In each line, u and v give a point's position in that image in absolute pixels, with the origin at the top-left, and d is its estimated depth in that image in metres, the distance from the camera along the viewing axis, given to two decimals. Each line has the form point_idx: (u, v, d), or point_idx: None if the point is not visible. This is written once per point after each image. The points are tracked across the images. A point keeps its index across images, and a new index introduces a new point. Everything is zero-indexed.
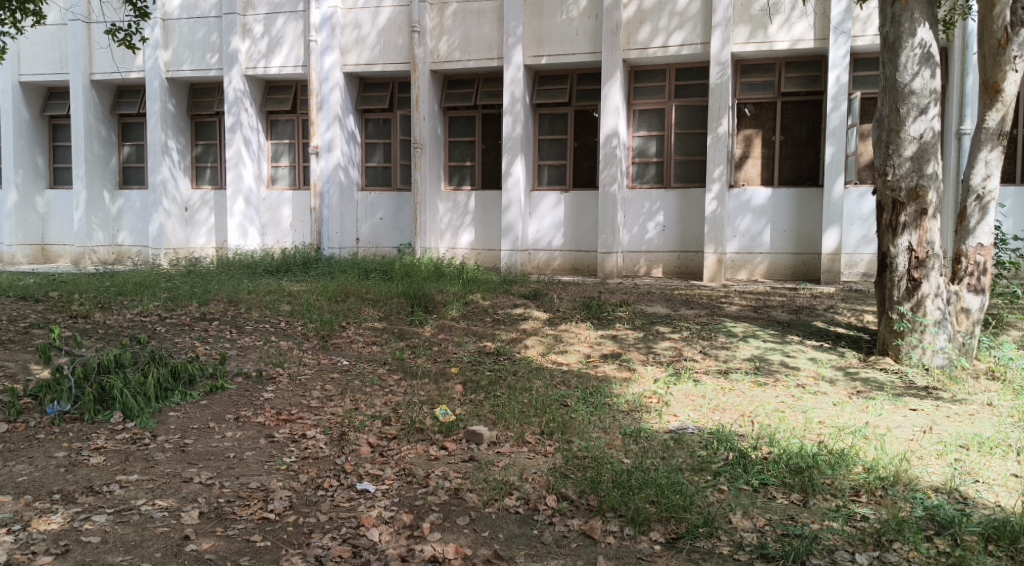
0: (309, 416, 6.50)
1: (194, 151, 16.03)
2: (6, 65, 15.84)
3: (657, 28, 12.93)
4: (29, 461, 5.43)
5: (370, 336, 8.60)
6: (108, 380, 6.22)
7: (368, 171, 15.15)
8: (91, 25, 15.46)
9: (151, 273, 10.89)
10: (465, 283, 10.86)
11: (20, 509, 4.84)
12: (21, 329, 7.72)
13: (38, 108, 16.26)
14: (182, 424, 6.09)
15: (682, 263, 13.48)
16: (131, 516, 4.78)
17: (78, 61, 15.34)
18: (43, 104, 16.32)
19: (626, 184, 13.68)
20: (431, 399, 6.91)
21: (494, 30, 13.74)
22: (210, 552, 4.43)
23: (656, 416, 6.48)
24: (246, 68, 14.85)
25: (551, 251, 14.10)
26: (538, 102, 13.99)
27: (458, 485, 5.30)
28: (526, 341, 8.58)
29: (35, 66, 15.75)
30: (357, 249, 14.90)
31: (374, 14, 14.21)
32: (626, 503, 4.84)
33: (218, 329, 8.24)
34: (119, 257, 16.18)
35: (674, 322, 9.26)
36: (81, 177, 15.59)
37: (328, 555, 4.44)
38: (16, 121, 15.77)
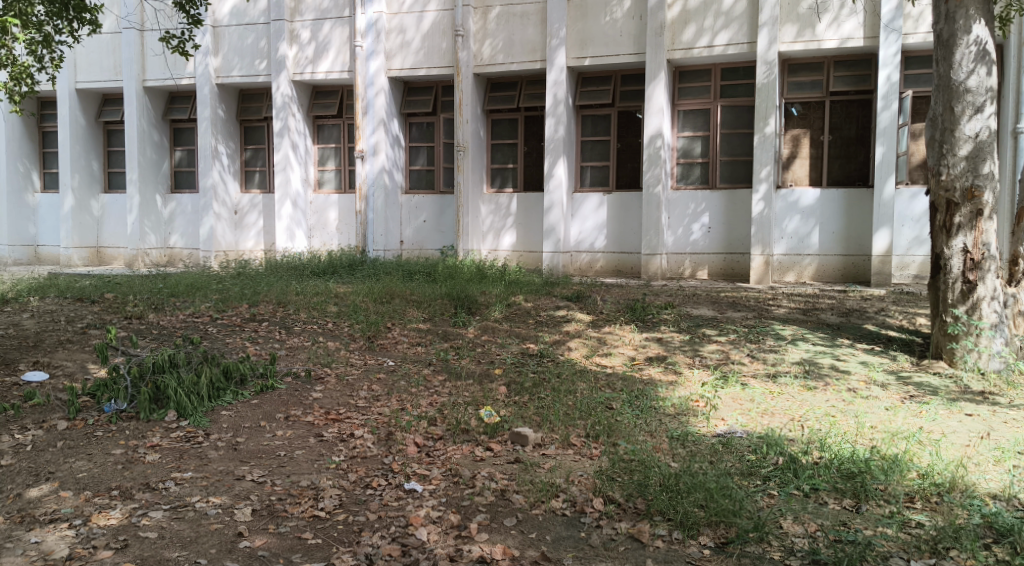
0: (356, 416, 6.57)
1: (243, 156, 16.32)
2: (63, 73, 16.30)
3: (702, 28, 12.83)
4: (87, 458, 5.57)
5: (415, 337, 8.66)
6: (162, 380, 6.36)
7: (411, 174, 15.28)
8: (144, 33, 15.84)
9: (201, 275, 11.10)
10: (508, 285, 10.89)
11: (80, 505, 4.98)
12: (79, 330, 7.92)
13: (92, 114, 16.71)
14: (234, 423, 6.19)
15: (728, 265, 13.33)
16: (186, 513, 4.88)
17: (131, 68, 15.72)
18: (97, 110, 16.75)
19: (670, 185, 13.59)
20: (476, 400, 6.93)
21: (537, 33, 13.76)
22: (262, 549, 4.51)
23: (704, 419, 6.42)
24: (293, 73, 15.08)
25: (593, 253, 14.07)
26: (581, 104, 13.97)
27: (504, 486, 5.32)
28: (569, 344, 8.56)
29: (90, 74, 16.18)
30: (400, 252, 15.03)
31: (418, 19, 14.34)
32: (674, 508, 4.81)
33: (267, 330, 8.36)
34: (171, 260, 16.53)
35: (721, 325, 9.17)
36: (134, 182, 15.95)
37: (378, 553, 4.48)
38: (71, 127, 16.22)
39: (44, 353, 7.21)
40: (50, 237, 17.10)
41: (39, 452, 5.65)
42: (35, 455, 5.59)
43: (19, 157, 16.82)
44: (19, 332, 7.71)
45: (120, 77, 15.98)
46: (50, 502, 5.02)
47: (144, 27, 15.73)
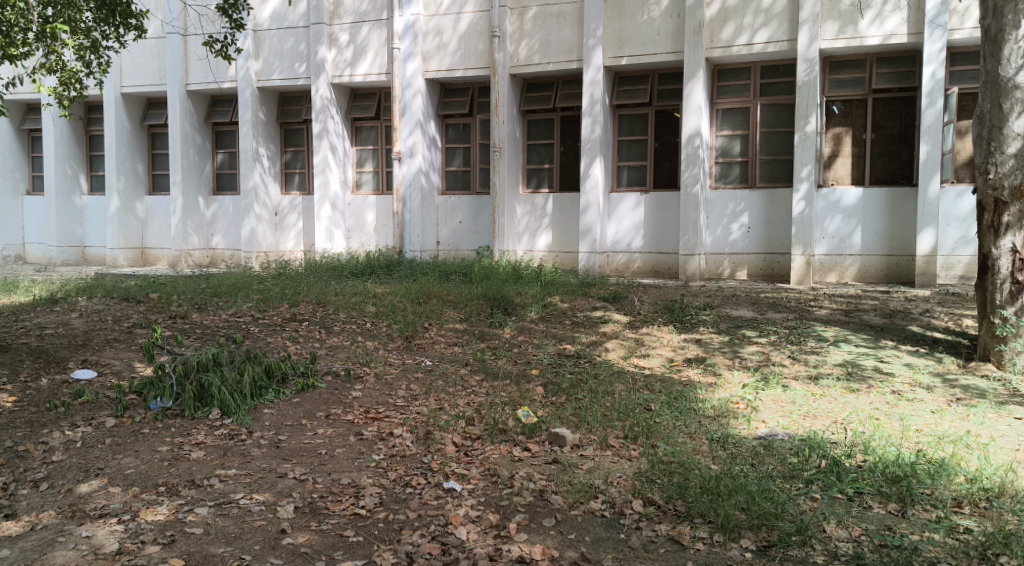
0: (395, 416, 6.61)
1: (283, 158, 16.54)
2: (109, 78, 16.66)
3: (740, 26, 12.70)
4: (135, 454, 5.68)
5: (452, 337, 8.71)
6: (206, 378, 6.48)
7: (448, 175, 15.37)
8: (187, 37, 16.14)
9: (244, 276, 11.22)
10: (544, 285, 10.87)
11: (128, 500, 5.09)
12: (125, 329, 8.08)
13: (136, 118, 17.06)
14: (276, 421, 6.28)
15: (768, 265, 13.18)
16: (230, 509, 4.96)
17: (174, 72, 16.02)
18: (141, 114, 17.10)
19: (709, 185, 13.47)
20: (512, 401, 6.93)
21: (574, 33, 13.74)
22: (304, 546, 4.57)
23: (744, 422, 6.35)
24: (332, 76, 15.25)
25: (630, 254, 14.00)
26: (618, 104, 13.93)
27: (543, 487, 5.32)
28: (607, 345, 8.52)
29: (134, 78, 16.51)
30: (437, 252, 15.12)
31: (455, 21, 14.41)
32: (714, 510, 4.76)
33: (308, 329, 8.46)
34: (213, 260, 16.80)
35: (761, 326, 9.07)
36: (177, 184, 16.25)
37: (418, 551, 4.51)
38: (116, 131, 16.58)
39: (92, 351, 7.38)
40: (97, 238, 17.52)
41: (89, 448, 5.78)
42: (85, 452, 5.73)
43: (68, 160, 17.25)
44: (70, 331, 7.92)
45: (163, 81, 16.30)
46: (100, 498, 5.14)
47: (187, 31, 16.02)
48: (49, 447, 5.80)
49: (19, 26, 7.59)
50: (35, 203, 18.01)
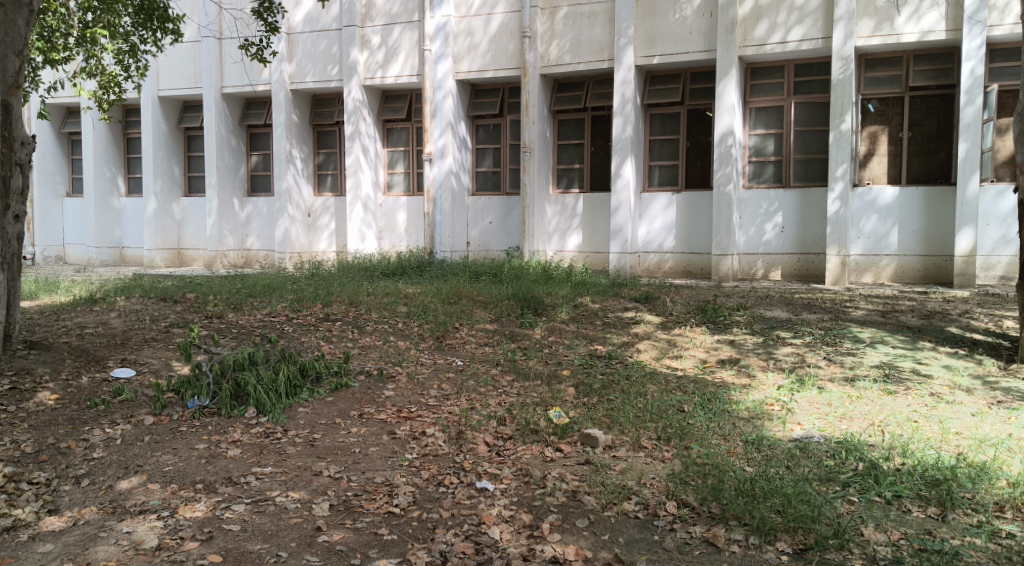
0: (428, 415, 6.63)
1: (316, 160, 16.71)
2: (147, 81, 16.92)
3: (774, 23, 12.58)
4: (173, 452, 5.77)
5: (482, 337, 8.73)
6: (242, 377, 6.58)
7: (478, 176, 15.41)
8: (222, 41, 16.35)
9: (278, 277, 11.34)
10: (574, 286, 10.85)
11: (167, 497, 5.16)
12: (162, 329, 8.20)
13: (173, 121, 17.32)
14: (310, 419, 6.35)
15: (802, 265, 13.03)
16: (266, 507, 5.01)
17: (210, 76, 16.25)
18: (178, 117, 17.36)
19: (742, 184, 13.37)
20: (544, 401, 6.92)
21: (605, 32, 13.71)
22: (340, 544, 4.60)
23: (779, 423, 6.28)
24: (364, 78, 15.38)
25: (662, 254, 13.93)
26: (650, 103, 13.88)
27: (575, 488, 5.30)
28: (638, 346, 8.48)
29: (171, 82, 16.77)
30: (467, 253, 15.17)
31: (485, 21, 14.44)
32: (749, 512, 4.71)
33: (341, 329, 8.53)
34: (247, 261, 17.01)
35: (795, 327, 8.97)
36: (213, 186, 16.48)
37: (452, 550, 4.53)
38: (152, 134, 16.85)
39: (130, 350, 7.50)
40: (134, 239, 17.82)
41: (129, 445, 5.89)
42: (124, 449, 5.83)
43: (105, 163, 17.57)
44: (109, 330, 8.08)
45: (199, 84, 16.53)
46: (139, 494, 5.23)
47: (223, 35, 16.24)
48: (90, 444, 5.90)
49: (61, 32, 8.45)
50: (74, 205, 18.37)
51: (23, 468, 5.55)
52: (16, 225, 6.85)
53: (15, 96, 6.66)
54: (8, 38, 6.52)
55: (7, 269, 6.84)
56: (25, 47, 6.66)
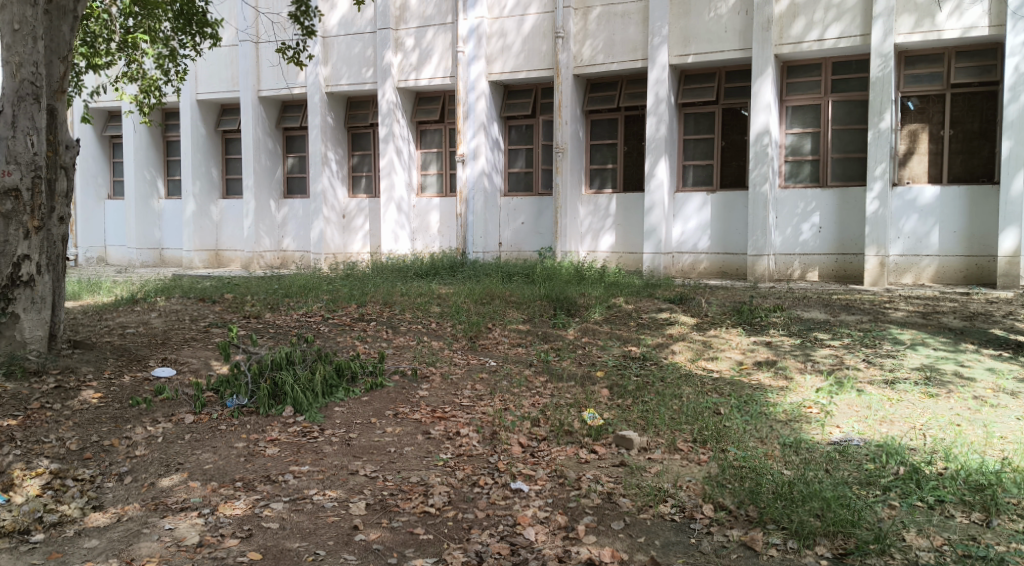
0: (462, 415, 6.66)
1: (350, 162, 16.86)
2: (185, 85, 17.21)
3: (811, 21, 12.43)
4: (213, 450, 5.86)
5: (515, 338, 8.74)
6: (280, 377, 6.67)
7: (510, 177, 15.44)
8: (259, 45, 16.57)
9: (313, 277, 11.48)
10: (608, 287, 10.81)
11: (208, 495, 5.25)
12: (201, 329, 8.33)
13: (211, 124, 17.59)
14: (346, 419, 6.41)
15: (840, 266, 12.84)
16: (304, 505, 5.07)
17: (247, 79, 16.47)
18: (216, 120, 17.62)
19: (778, 184, 13.22)
20: (578, 403, 6.90)
21: (639, 31, 13.65)
22: (377, 543, 4.64)
23: (818, 426, 6.20)
24: (398, 80, 15.49)
25: (696, 254, 13.83)
26: (684, 102, 13.79)
27: (611, 490, 5.29)
28: (673, 347, 8.42)
29: (209, 86, 17.04)
30: (499, 253, 15.20)
31: (519, 22, 14.46)
32: (788, 516, 4.66)
33: (375, 329, 8.60)
34: (284, 262, 17.21)
35: (834, 329, 8.84)
36: (250, 188, 16.71)
37: (487, 551, 4.54)
38: (191, 137, 17.13)
39: (171, 350, 7.63)
40: (173, 240, 18.13)
41: (169, 443, 5.99)
42: (166, 447, 5.94)
43: (146, 166, 17.91)
44: (150, 329, 8.25)
45: (236, 88, 16.77)
46: (181, 492, 5.32)
47: (259, 38, 16.45)
48: (132, 442, 6.02)
49: (103, 37, 8.67)
50: (115, 207, 18.75)
51: (68, 465, 5.68)
52: (61, 226, 7.02)
53: (60, 101, 6.83)
54: (54, 44, 6.74)
55: (53, 270, 7.00)
56: (69, 52, 6.87)
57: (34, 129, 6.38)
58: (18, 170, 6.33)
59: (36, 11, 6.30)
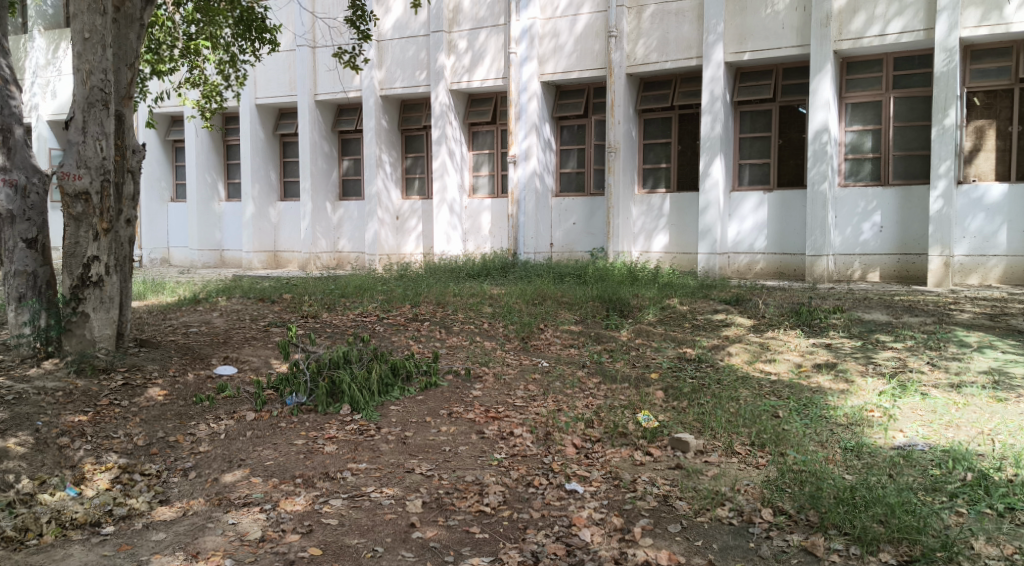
0: (515, 416, 6.68)
1: (404, 164, 17.05)
2: (245, 90, 17.63)
3: (872, 16, 12.15)
4: (273, 447, 5.99)
5: (568, 339, 8.74)
6: (337, 375, 6.79)
7: (562, 177, 15.44)
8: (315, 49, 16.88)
9: (369, 277, 11.67)
10: (662, 288, 10.72)
11: (269, 490, 5.37)
12: (261, 329, 8.51)
13: (270, 128, 17.98)
14: (402, 417, 6.49)
15: (902, 266, 12.52)
16: (362, 502, 5.15)
17: (304, 83, 16.79)
18: (274, 124, 18.01)
19: (838, 182, 12.95)
20: (632, 404, 6.85)
21: (693, 29, 13.51)
22: (434, 541, 4.68)
23: (880, 430, 6.06)
24: (451, 83, 15.61)
25: (753, 254, 13.62)
26: (740, 100, 13.61)
27: (667, 493, 5.25)
28: (729, 349, 8.32)
29: (268, 90, 17.43)
30: (551, 254, 15.21)
31: (572, 22, 14.44)
32: (850, 522, 4.56)
33: (429, 329, 8.68)
34: (339, 263, 17.47)
35: (896, 331, 8.63)
36: (307, 190, 17.03)
37: (543, 551, 4.55)
38: (250, 141, 17.54)
39: (232, 349, 7.83)
40: (233, 242, 18.57)
41: (232, 440, 6.15)
42: (228, 444, 6.09)
43: (206, 169, 18.39)
44: (212, 329, 8.47)
45: (293, 92, 17.12)
46: (243, 487, 5.46)
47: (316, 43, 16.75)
48: (196, 439, 6.20)
49: (167, 44, 8.97)
50: (176, 210, 19.31)
51: (136, 460, 5.89)
52: (129, 228, 7.25)
53: (127, 107, 7.05)
54: (122, 52, 6.97)
55: (121, 271, 7.23)
56: (136, 59, 7.06)
57: (103, 134, 6.61)
58: (87, 174, 6.54)
59: (105, 20, 6.51)
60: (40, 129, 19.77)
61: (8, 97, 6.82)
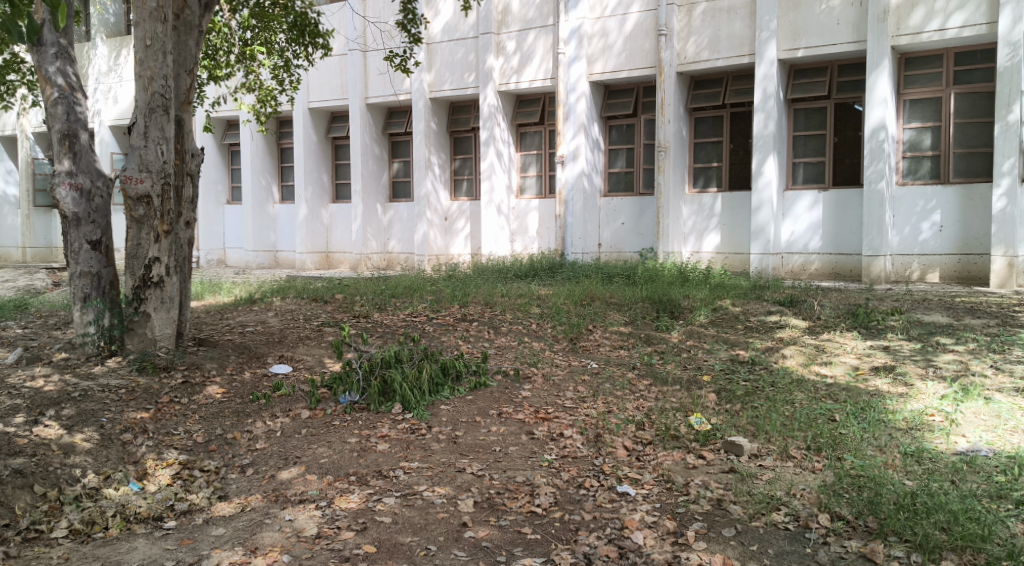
0: (565, 416, 6.69)
1: (452, 165, 17.17)
2: (298, 94, 17.95)
3: (932, 10, 11.85)
4: (328, 445, 6.09)
5: (617, 340, 8.71)
6: (388, 374, 6.88)
7: (610, 177, 15.39)
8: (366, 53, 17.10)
9: (418, 277, 11.79)
10: (713, 289, 10.59)
11: (324, 488, 5.47)
12: (315, 328, 8.67)
13: (322, 131, 18.28)
14: (452, 417, 6.54)
15: (963, 267, 12.17)
16: (415, 501, 5.20)
17: (355, 87, 17.04)
18: (326, 127, 18.31)
19: (895, 181, 12.65)
20: (684, 407, 6.79)
21: (746, 27, 13.33)
22: (486, 540, 4.72)
23: (942, 436, 5.90)
24: (499, 84, 15.68)
25: (807, 255, 13.37)
26: (793, 98, 13.39)
27: (721, 496, 5.19)
28: (784, 351, 8.19)
29: (320, 94, 17.72)
30: (599, 254, 15.17)
31: (621, 21, 14.37)
32: (911, 529, 4.45)
33: (478, 329, 8.72)
34: (389, 263, 17.67)
35: (958, 333, 8.39)
36: (358, 192, 17.29)
37: (595, 553, 4.54)
38: (303, 144, 17.87)
39: (287, 347, 8.00)
40: (288, 243, 18.91)
41: (287, 437, 6.28)
42: (284, 441, 6.22)
43: (260, 172, 18.78)
44: (267, 329, 8.63)
45: (345, 96, 17.38)
46: (299, 484, 5.56)
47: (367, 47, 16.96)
48: (253, 436, 6.35)
49: (223, 50, 9.24)
50: (231, 212, 19.77)
51: (196, 456, 6.05)
52: (188, 231, 7.42)
53: (186, 112, 7.23)
54: (181, 58, 7.15)
55: (181, 271, 7.41)
56: (195, 65, 7.25)
57: (163, 138, 6.79)
58: (149, 178, 6.74)
59: (166, 27, 6.69)
60: (102, 134, 20.38)
61: (73, 103, 7.11)
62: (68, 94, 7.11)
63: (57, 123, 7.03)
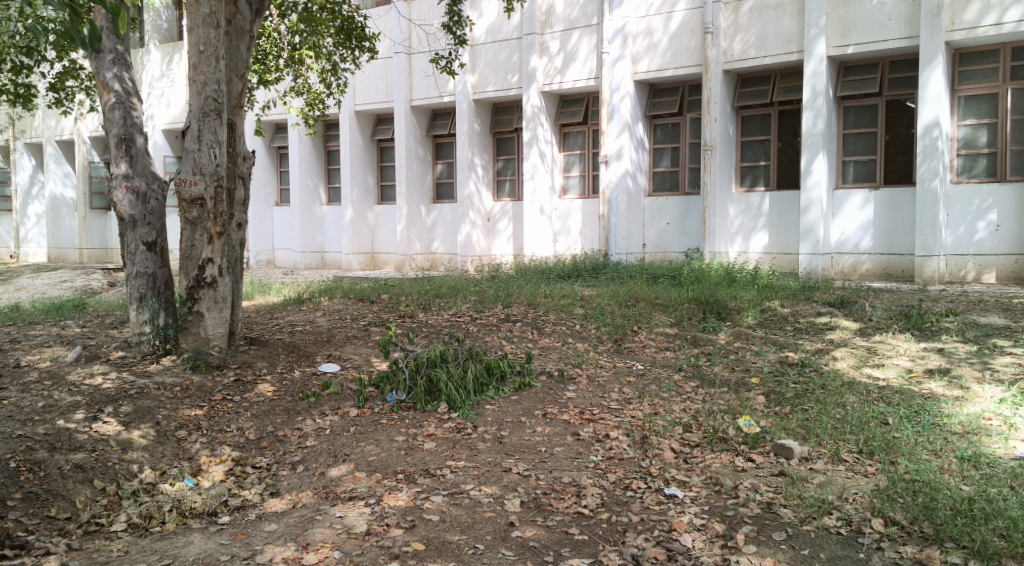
0: (611, 418, 6.68)
1: (495, 166, 17.23)
2: (344, 97, 18.21)
3: (988, 4, 11.55)
4: (376, 443, 6.17)
5: (663, 342, 8.67)
6: (435, 374, 6.95)
7: (655, 177, 15.29)
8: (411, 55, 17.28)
9: (461, 278, 11.87)
10: (760, 290, 10.46)
11: (373, 485, 5.55)
12: (362, 327, 8.79)
13: (368, 133, 18.51)
14: (497, 416, 6.58)
15: (1021, 267, 11.85)
16: (462, 500, 5.24)
17: (400, 89, 17.23)
18: (372, 129, 18.54)
19: (949, 179, 12.36)
20: (732, 409, 6.73)
21: (794, 23, 13.15)
22: (533, 540, 4.74)
23: (1000, 440, 5.76)
24: (543, 84, 15.69)
25: (858, 255, 13.13)
26: (843, 95, 13.17)
27: (770, 500, 5.14)
28: (834, 353, 8.07)
29: (365, 97, 17.95)
30: (644, 255, 15.10)
31: (666, 20, 14.27)
32: (968, 535, 4.35)
33: (521, 330, 8.75)
34: (433, 264, 17.77)
35: (1016, 335, 8.18)
36: (402, 194, 17.47)
37: (644, 554, 4.53)
38: (350, 146, 18.11)
39: (335, 347, 8.13)
40: (335, 244, 19.13)
41: (336, 435, 6.38)
42: (333, 439, 6.32)
43: (308, 174, 19.08)
44: (316, 329, 8.76)
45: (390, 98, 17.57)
46: (348, 482, 5.65)
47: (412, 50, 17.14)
48: (303, 433, 6.47)
49: (273, 54, 9.42)
50: (280, 214, 20.11)
51: (248, 453, 6.19)
52: (239, 232, 7.56)
53: (239, 116, 7.38)
54: (233, 62, 7.29)
55: (234, 272, 7.56)
56: (246, 69, 7.38)
57: (217, 142, 6.94)
58: (202, 180, 6.90)
59: (218, 32, 6.82)
60: (155, 137, 20.90)
61: (129, 108, 7.34)
62: (125, 100, 7.34)
63: (114, 127, 7.26)
